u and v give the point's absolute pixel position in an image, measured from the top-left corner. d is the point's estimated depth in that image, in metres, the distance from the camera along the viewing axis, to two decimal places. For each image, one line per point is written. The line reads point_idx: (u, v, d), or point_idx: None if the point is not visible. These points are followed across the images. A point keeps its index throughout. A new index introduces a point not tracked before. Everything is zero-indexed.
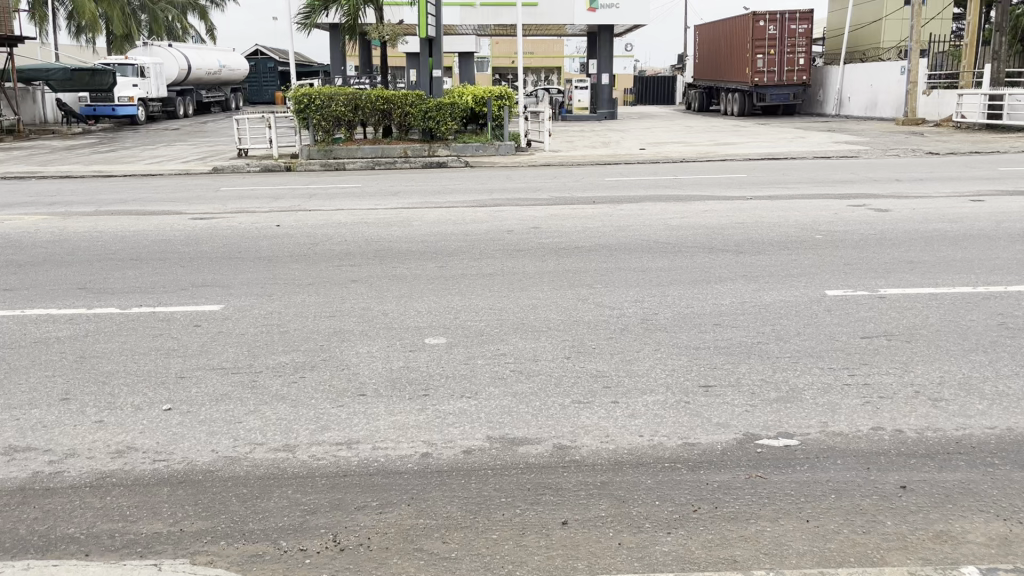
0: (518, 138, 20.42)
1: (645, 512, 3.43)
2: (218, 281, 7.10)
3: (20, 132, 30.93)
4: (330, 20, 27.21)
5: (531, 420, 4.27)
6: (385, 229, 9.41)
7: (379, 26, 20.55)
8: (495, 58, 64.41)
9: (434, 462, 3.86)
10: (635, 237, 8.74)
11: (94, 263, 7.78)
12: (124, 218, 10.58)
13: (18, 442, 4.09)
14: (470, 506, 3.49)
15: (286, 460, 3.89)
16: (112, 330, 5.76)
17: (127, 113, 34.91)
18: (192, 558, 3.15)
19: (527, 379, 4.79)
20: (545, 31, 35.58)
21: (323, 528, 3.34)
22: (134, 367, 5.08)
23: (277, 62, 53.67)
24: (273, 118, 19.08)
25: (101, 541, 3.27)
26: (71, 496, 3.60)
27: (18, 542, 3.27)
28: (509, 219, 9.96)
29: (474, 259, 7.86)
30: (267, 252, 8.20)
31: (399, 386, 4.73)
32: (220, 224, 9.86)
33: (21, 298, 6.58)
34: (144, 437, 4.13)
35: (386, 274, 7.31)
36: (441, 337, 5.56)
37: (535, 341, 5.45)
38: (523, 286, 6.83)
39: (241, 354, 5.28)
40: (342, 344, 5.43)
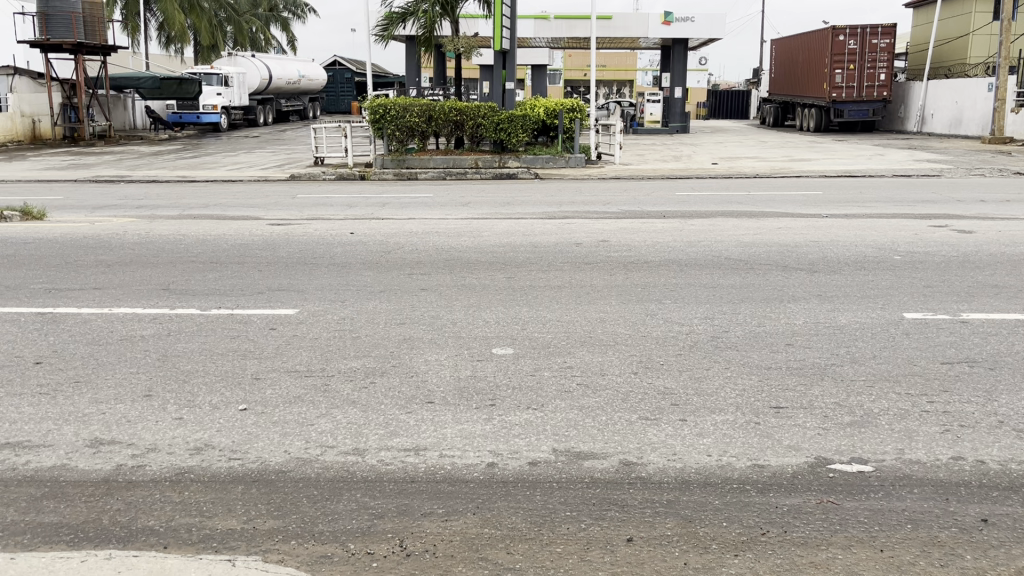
0: (588, 150, 20.39)
1: (713, 533, 3.39)
2: (294, 286, 7.29)
3: (110, 138, 32.25)
4: (407, 32, 27.71)
5: (598, 434, 4.26)
6: (455, 239, 9.55)
7: (454, 39, 20.82)
8: (568, 70, 64.63)
9: (500, 473, 3.88)
10: (706, 252, 8.66)
11: (176, 265, 8.07)
12: (205, 222, 10.94)
13: (103, 435, 4.26)
14: (535, 518, 3.50)
15: (355, 464, 3.96)
16: (193, 331, 5.97)
17: (212, 120, 36.19)
18: (264, 556, 3.23)
19: (594, 394, 4.78)
20: (619, 44, 35.56)
21: (389, 532, 3.40)
22: (213, 366, 5.24)
23: (354, 72, 54.77)
24: (349, 127, 19.48)
25: (179, 535, 3.38)
26: (151, 488, 3.74)
27: (101, 533, 3.40)
28: (578, 232, 9.96)
29: (543, 270, 7.89)
30: (342, 259, 8.41)
31: (467, 395, 4.77)
32: (297, 230, 10.13)
33: (109, 297, 6.87)
34: (221, 435, 4.27)
35: (456, 283, 7.39)
36: (508, 348, 5.59)
37: (602, 355, 5.45)
38: (591, 300, 6.82)
39: (314, 358, 5.40)
40: (411, 352, 5.50)
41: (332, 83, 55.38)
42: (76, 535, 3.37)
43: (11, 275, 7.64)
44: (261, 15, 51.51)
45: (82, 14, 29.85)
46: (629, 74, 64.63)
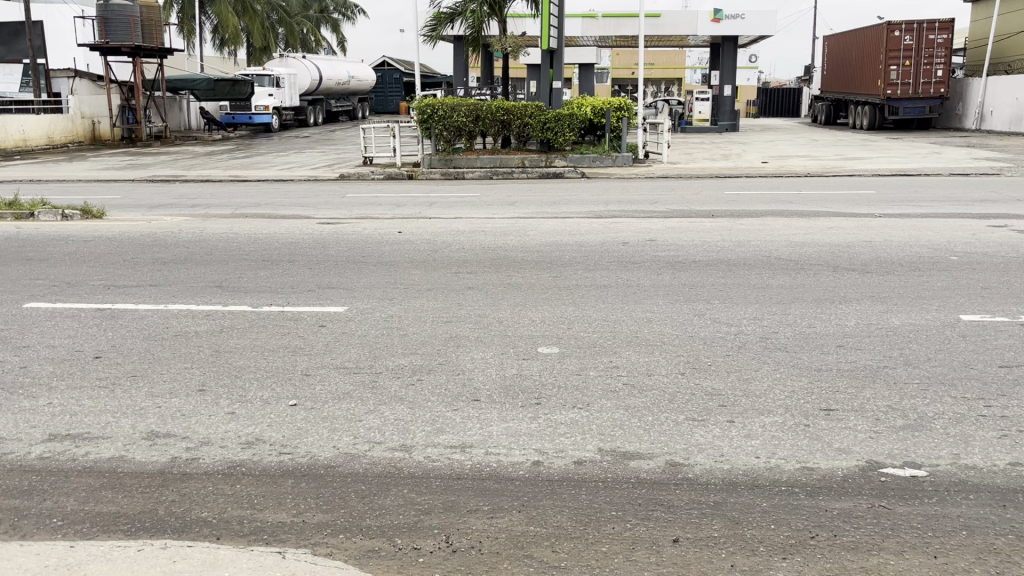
0: (636, 149, 20.27)
1: (761, 536, 3.35)
2: (343, 284, 7.38)
3: (165, 138, 32.99)
4: (455, 32, 27.83)
5: (644, 435, 4.24)
6: (502, 238, 9.56)
7: (502, 38, 20.85)
8: (615, 69, 64.33)
9: (545, 471, 3.89)
10: (756, 252, 8.55)
11: (229, 263, 8.22)
12: (257, 221, 11.12)
13: (159, 428, 4.38)
14: (581, 517, 3.51)
15: (402, 460, 4.01)
16: (245, 327, 6.09)
17: (263, 121, 36.79)
18: (314, 549, 3.29)
19: (640, 394, 4.76)
20: (668, 42, 35.28)
21: (436, 529, 3.43)
22: (264, 362, 5.34)
23: (403, 73, 55.20)
24: (397, 127, 19.62)
25: (231, 527, 3.46)
26: (205, 481, 3.83)
27: (157, 523, 3.49)
28: (625, 231, 9.90)
29: (589, 270, 7.87)
30: (390, 257, 8.49)
31: (513, 394, 4.79)
32: (346, 229, 10.26)
33: (165, 294, 7.05)
34: (272, 430, 4.34)
35: (502, 282, 7.41)
36: (554, 347, 5.59)
37: (649, 355, 5.42)
38: (637, 299, 6.78)
39: (362, 355, 5.47)
40: (458, 350, 5.55)
41: (381, 84, 55.91)
42: (133, 525, 3.47)
43: (71, 271, 7.88)
44: (312, 17, 52.28)
45: (140, 17, 30.58)
46: (678, 73, 64.08)
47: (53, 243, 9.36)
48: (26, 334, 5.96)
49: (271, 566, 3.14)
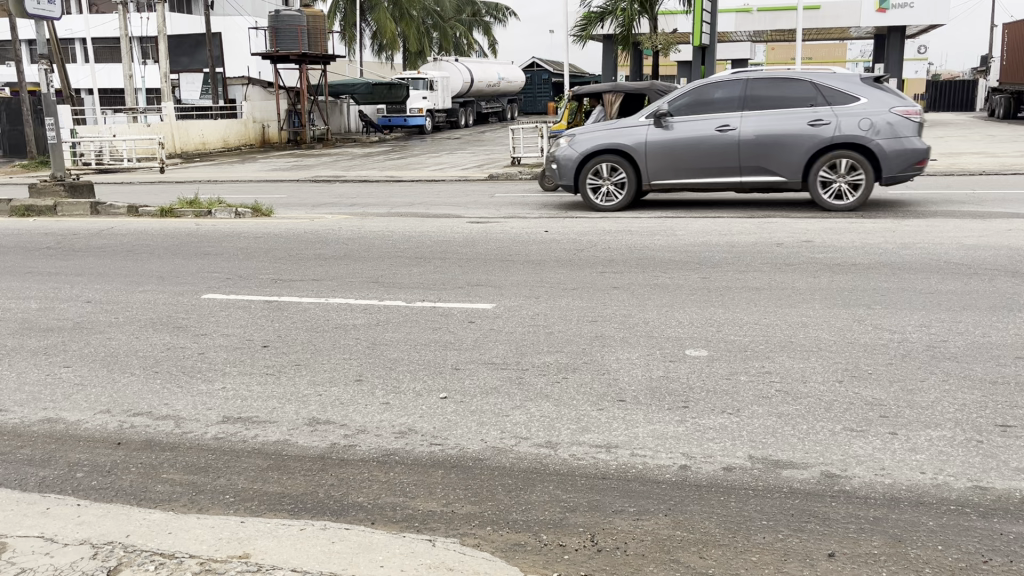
0: None
1: (927, 556, 3.16)
2: (491, 281, 7.51)
3: (327, 141, 34.73)
4: (604, 31, 27.77)
5: (797, 443, 4.08)
6: (649, 237, 9.44)
7: (652, 36, 20.63)
8: (770, 65, 62.23)
9: (693, 476, 3.81)
10: (921, 254, 8.07)
11: (385, 260, 8.54)
12: (411, 220, 11.53)
13: (320, 415, 4.62)
14: (729, 524, 3.42)
15: (548, 457, 4.04)
16: (400, 321, 6.32)
17: (417, 123, 38.19)
18: (462, 539, 3.37)
19: (793, 401, 4.58)
20: (828, 36, 33.78)
21: (581, 526, 3.44)
22: (416, 356, 5.53)
23: (552, 73, 55.63)
24: (546, 128, 19.75)
25: (385, 512, 3.60)
26: (361, 467, 4.01)
27: (318, 505, 3.68)
28: (780, 232, 9.53)
29: (739, 271, 7.66)
30: (537, 256, 8.56)
31: (660, 396, 4.72)
32: (495, 228, 10.44)
33: (327, 287, 7.43)
34: (423, 421, 4.49)
35: (648, 282, 7.32)
36: (702, 349, 5.48)
37: (804, 361, 5.21)
38: (791, 303, 6.52)
39: (510, 351, 5.56)
40: (603, 349, 5.54)
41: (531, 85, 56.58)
42: (297, 506, 3.68)
43: (242, 265, 8.45)
44: (465, 20, 53.65)
45: (306, 26, 32.30)
46: (838, 67, 61.25)
47: (228, 238, 10.10)
48: (204, 322, 6.44)
49: (422, 553, 3.23)
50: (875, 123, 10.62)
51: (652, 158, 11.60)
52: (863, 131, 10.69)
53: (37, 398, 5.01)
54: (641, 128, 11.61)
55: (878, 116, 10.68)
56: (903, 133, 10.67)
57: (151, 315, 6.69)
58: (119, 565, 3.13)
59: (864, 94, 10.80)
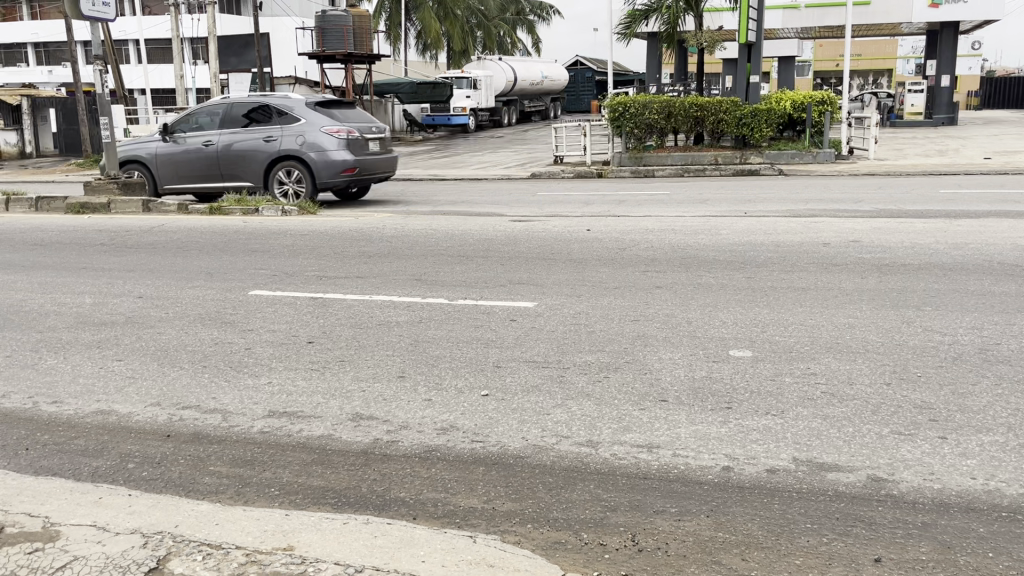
0: (839, 145, 19.26)
1: (976, 563, 3.09)
2: (533, 280, 7.53)
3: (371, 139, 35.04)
4: (649, 29, 27.57)
5: (843, 446, 4.02)
6: (692, 237, 9.36)
7: (697, 34, 20.44)
8: (818, 62, 61.21)
9: (736, 477, 3.78)
10: (974, 255, 7.88)
11: (428, 258, 8.60)
12: (454, 218, 11.59)
13: (363, 410, 4.67)
14: (773, 527, 3.38)
15: (589, 456, 4.04)
16: (442, 318, 6.37)
17: (461, 122, 38.44)
18: (502, 536, 3.39)
19: (839, 403, 4.51)
20: (878, 32, 33.15)
21: (622, 526, 3.43)
22: (459, 353, 5.56)
23: (596, 71, 55.42)
24: (589, 126, 19.68)
25: (427, 508, 3.63)
26: (403, 463, 4.05)
27: (361, 499, 3.73)
28: (827, 231, 9.38)
29: (786, 271, 7.56)
30: (578, 255, 8.55)
31: (702, 397, 4.68)
32: (536, 226, 10.43)
33: (370, 285, 7.51)
34: (464, 418, 4.52)
35: (692, 282, 7.27)
36: (747, 350, 5.42)
37: (851, 362, 5.13)
38: (837, 304, 6.42)
39: (551, 350, 5.57)
40: (645, 349, 5.51)
41: (575, 83, 56.41)
42: (340, 500, 3.73)
43: (289, 263, 8.58)
44: (508, 19, 53.70)
45: (352, 26, 32.59)
46: (889, 63, 60.02)
47: (275, 236, 10.26)
48: (251, 318, 6.57)
49: (463, 549, 3.25)
50: (304, 139, 12.94)
51: (160, 166, 14.11)
52: (298, 147, 12.99)
53: (90, 390, 5.15)
54: (152, 143, 14.19)
55: (309, 134, 12.95)
56: (329, 148, 12.89)
57: (200, 311, 6.83)
58: (169, 554, 3.21)
59: (303, 117, 13.08)
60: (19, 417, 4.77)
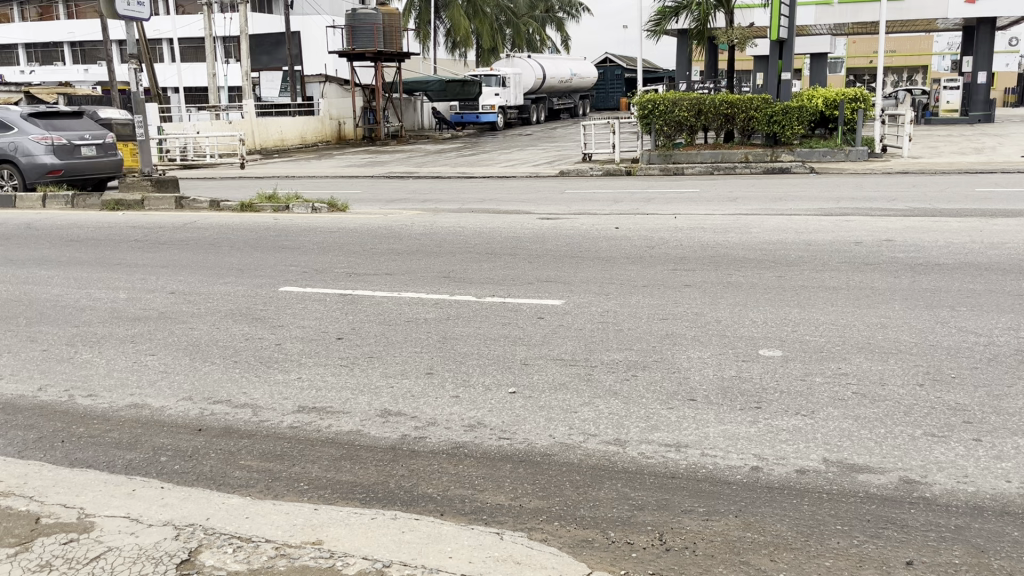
0: (872, 143, 19.02)
1: (1010, 567, 3.05)
2: (560, 278, 7.53)
3: (401, 137, 35.20)
4: (679, 26, 27.40)
5: (875, 447, 3.97)
6: (722, 235, 9.30)
7: (728, 30, 20.27)
8: (852, 58, 60.45)
9: (765, 477, 3.75)
10: (1009, 255, 7.74)
11: (456, 255, 8.63)
12: (482, 215, 11.62)
13: (392, 407, 4.70)
14: (802, 527, 3.36)
15: (617, 454, 4.03)
16: (470, 316, 6.38)
17: (489, 119, 38.34)
18: (529, 533, 3.39)
19: (871, 404, 4.46)
20: (913, 28, 32.66)
21: (649, 525, 3.42)
22: (487, 350, 5.57)
23: (625, 68, 55.20)
24: (617, 124, 19.59)
25: (454, 504, 3.65)
26: (431, 459, 4.07)
27: (388, 495, 3.76)
28: (859, 230, 9.28)
29: (816, 270, 7.48)
30: (606, 253, 8.54)
31: (731, 396, 4.65)
32: (564, 224, 10.42)
33: (399, 282, 7.56)
34: (492, 415, 4.53)
35: (721, 280, 7.22)
36: (777, 350, 5.37)
37: (883, 363, 5.06)
38: (868, 303, 6.35)
39: (579, 348, 5.55)
40: (674, 348, 5.48)
41: (604, 80, 56.18)
42: (368, 495, 3.76)
43: (318, 259, 8.64)
44: (538, 16, 53.64)
45: (382, 25, 32.74)
46: (923, 60, 59.10)
47: (304, 233, 10.36)
48: (281, 314, 6.63)
49: (490, 545, 3.26)
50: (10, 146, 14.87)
51: None
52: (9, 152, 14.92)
53: (125, 383, 5.23)
54: None
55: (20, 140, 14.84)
56: (31, 152, 14.82)
57: (231, 307, 6.90)
58: (200, 547, 3.26)
59: (13, 126, 14.87)
60: (55, 410, 4.85)
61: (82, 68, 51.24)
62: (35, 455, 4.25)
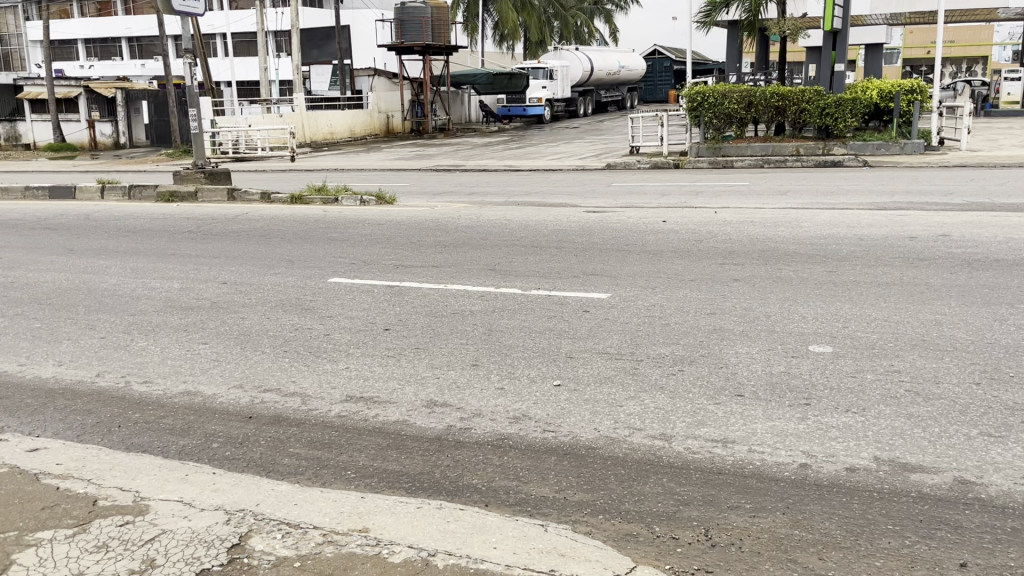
0: (929, 135, 18.54)
1: None
2: (607, 271, 7.49)
3: (448, 131, 35.33)
4: (730, 17, 27.04)
5: (928, 447, 3.89)
6: (772, 229, 9.16)
7: (780, 21, 19.95)
8: (909, 48, 59.01)
9: (814, 475, 3.70)
10: None
11: (502, 248, 8.65)
12: (528, 208, 11.61)
13: (437, 397, 4.74)
14: (852, 527, 3.30)
15: (662, 448, 4.00)
16: (515, 308, 6.39)
17: (536, 113, 38.40)
18: (574, 526, 3.39)
19: (924, 402, 4.36)
20: (973, 18, 31.70)
21: (695, 520, 3.40)
22: (532, 343, 5.58)
23: (674, 60, 54.71)
24: (666, 116, 19.39)
25: (498, 495, 3.67)
26: (476, 450, 4.09)
27: (434, 484, 3.79)
28: (913, 225, 9.06)
29: (869, 266, 7.32)
30: (653, 246, 8.48)
31: (780, 392, 4.59)
32: (611, 217, 10.35)
33: (446, 274, 7.60)
34: (537, 408, 4.53)
35: (771, 275, 7.12)
36: (827, 346, 5.28)
37: (937, 361, 4.95)
38: (923, 300, 6.20)
39: (624, 342, 5.53)
40: (722, 343, 5.42)
41: (652, 73, 55.64)
42: (414, 484, 3.80)
43: (367, 252, 8.73)
44: (586, 9, 53.39)
45: (430, 18, 32.87)
46: (984, 49, 57.38)
47: (354, 225, 10.46)
48: (330, 305, 6.72)
49: (534, 537, 3.27)
50: None
51: None
52: None
53: (178, 371, 5.36)
54: None
55: None
56: None
57: (281, 298, 7.01)
58: (250, 532, 3.32)
59: None
60: (112, 396, 4.99)
61: (139, 64, 52.45)
62: (93, 439, 4.39)
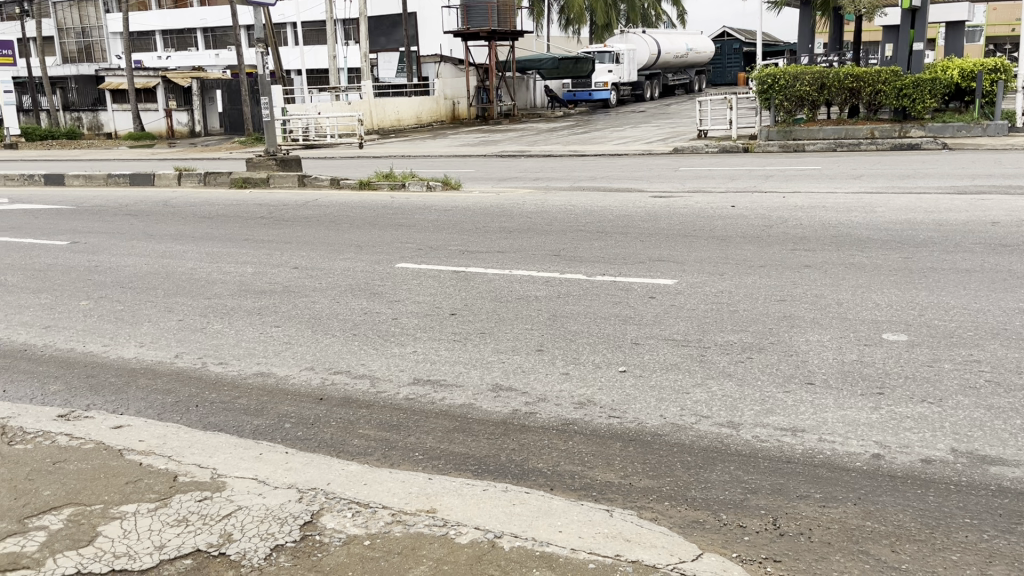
0: (1013, 116, 17.79)
1: None
2: (673, 257, 7.41)
3: (514, 116, 35.30)
4: None
5: (1009, 439, 3.75)
6: (844, 214, 8.93)
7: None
8: (992, 25, 56.65)
9: (887, 465, 3.61)
10: None
11: (568, 233, 8.63)
12: (594, 193, 11.57)
13: (503, 381, 4.78)
14: (927, 520, 3.21)
15: (729, 437, 3.96)
16: (580, 294, 6.38)
17: (602, 96, 37.94)
18: (639, 512, 3.39)
19: (1006, 393, 4.21)
20: None
21: (763, 509, 3.36)
22: (597, 329, 5.56)
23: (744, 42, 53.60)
24: (735, 99, 19.01)
25: (563, 480, 3.69)
26: (541, 434, 4.12)
27: (500, 467, 3.83)
28: (995, 209, 8.74)
29: (946, 252, 7.08)
30: (721, 231, 8.36)
31: (852, 380, 4.49)
32: (678, 202, 10.24)
33: (510, 260, 7.62)
34: (603, 393, 4.53)
35: (843, 261, 6.94)
36: (902, 334, 5.14)
37: (1020, 351, 4.76)
38: (1005, 288, 5.96)
39: (691, 328, 5.47)
40: (792, 330, 5.32)
41: (720, 55, 54.61)
42: (480, 466, 3.85)
43: (434, 237, 8.82)
44: None
45: (496, 4, 32.80)
46: None
47: (421, 211, 10.56)
48: (398, 290, 6.80)
49: (599, 522, 3.27)
50: None
51: None
52: None
53: (252, 353, 5.51)
54: None
55: None
56: None
57: (350, 283, 7.13)
58: (321, 510, 3.41)
59: None
60: (190, 376, 5.17)
61: (213, 53, 53.74)
62: (172, 418, 4.55)
